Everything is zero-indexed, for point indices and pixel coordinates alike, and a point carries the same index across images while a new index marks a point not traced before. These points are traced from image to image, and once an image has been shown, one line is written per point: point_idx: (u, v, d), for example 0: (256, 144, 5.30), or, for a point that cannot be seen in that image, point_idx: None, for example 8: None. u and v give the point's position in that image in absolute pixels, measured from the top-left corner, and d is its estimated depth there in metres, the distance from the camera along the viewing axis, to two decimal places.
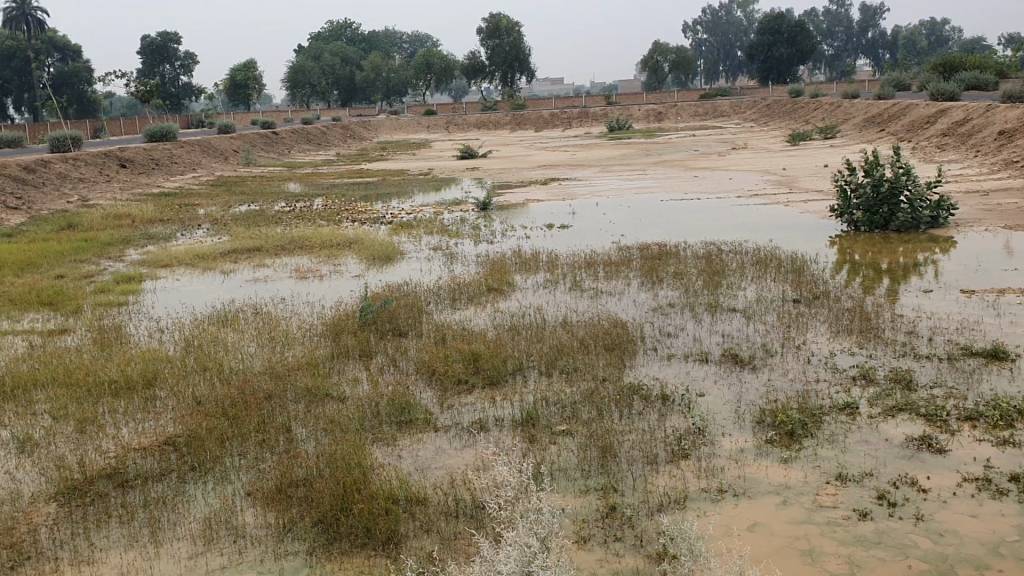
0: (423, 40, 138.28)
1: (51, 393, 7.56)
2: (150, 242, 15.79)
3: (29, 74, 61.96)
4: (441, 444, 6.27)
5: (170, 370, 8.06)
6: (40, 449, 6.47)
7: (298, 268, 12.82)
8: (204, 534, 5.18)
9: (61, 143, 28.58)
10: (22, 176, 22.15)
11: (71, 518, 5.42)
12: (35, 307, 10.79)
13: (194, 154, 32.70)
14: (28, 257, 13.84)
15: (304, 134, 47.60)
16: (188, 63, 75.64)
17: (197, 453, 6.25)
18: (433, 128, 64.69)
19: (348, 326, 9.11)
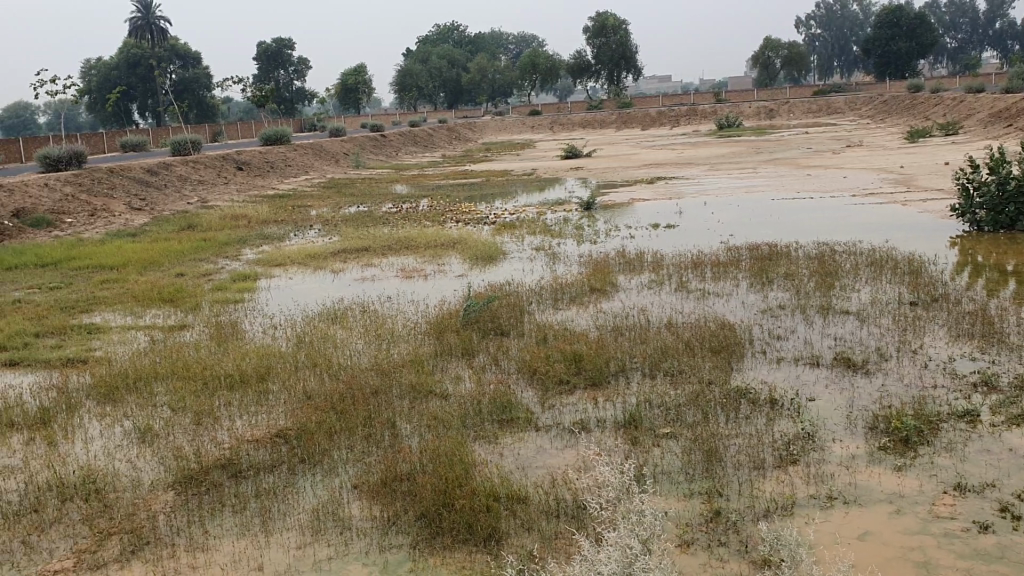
0: (528, 40, 138.64)
1: (170, 386, 7.90)
2: (264, 242, 16.32)
3: (153, 81, 65.01)
4: (543, 444, 6.27)
5: (282, 365, 8.32)
6: (160, 439, 6.77)
7: (404, 267, 13.03)
8: (312, 525, 5.32)
9: (183, 146, 29.86)
10: (146, 179, 23.27)
11: (187, 506, 5.64)
12: (157, 304, 11.30)
13: (306, 157, 33.64)
14: (151, 257, 14.50)
15: (411, 136, 48.52)
16: (302, 68, 78.03)
17: (307, 446, 6.43)
18: (538, 128, 64.90)
19: (451, 326, 9.22)
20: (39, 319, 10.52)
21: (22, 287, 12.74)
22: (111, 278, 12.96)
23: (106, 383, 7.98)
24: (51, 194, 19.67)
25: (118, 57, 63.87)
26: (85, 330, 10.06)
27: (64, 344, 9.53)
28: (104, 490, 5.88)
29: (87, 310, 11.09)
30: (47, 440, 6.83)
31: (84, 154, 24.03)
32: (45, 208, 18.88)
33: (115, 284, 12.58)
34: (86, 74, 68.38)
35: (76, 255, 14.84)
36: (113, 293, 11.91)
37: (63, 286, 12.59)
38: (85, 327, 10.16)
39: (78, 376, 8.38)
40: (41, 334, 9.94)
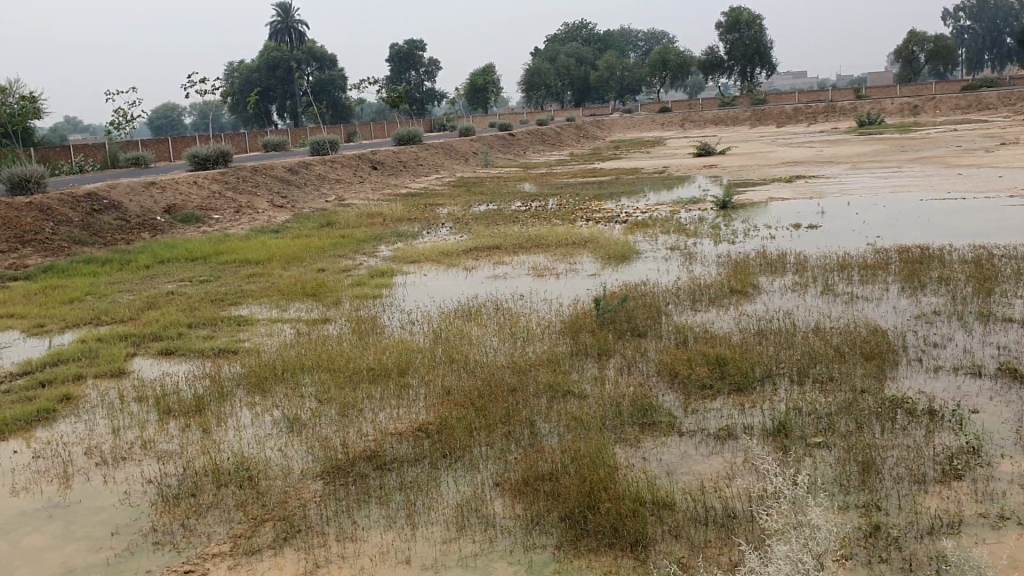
0: (657, 37, 136.84)
1: (317, 378, 8.13)
2: (399, 239, 16.64)
3: (290, 83, 67.39)
4: (687, 449, 6.14)
5: (421, 360, 8.44)
6: (308, 428, 6.96)
7: (536, 266, 13.05)
8: (457, 520, 5.34)
9: (320, 146, 30.87)
10: (286, 178, 24.15)
11: (336, 496, 5.77)
12: (301, 298, 11.67)
13: (437, 156, 34.20)
14: (294, 252, 15.02)
15: (538, 135, 48.68)
16: (433, 69, 79.45)
17: (449, 441, 6.48)
18: (667, 126, 64.11)
19: (587, 324, 9.17)
20: (191, 311, 11.04)
21: (176, 279, 13.39)
22: (257, 272, 13.49)
23: (255, 372, 8.28)
24: (200, 192, 20.68)
25: (259, 60, 66.63)
26: (233, 322, 10.47)
27: (215, 334, 9.95)
28: (257, 478, 6.06)
29: (235, 303, 11.56)
30: (202, 427, 7.12)
31: (230, 153, 25.15)
32: (194, 206, 19.84)
33: (260, 278, 13.07)
34: (228, 78, 71.56)
35: (224, 250, 15.52)
36: (260, 287, 12.38)
37: (213, 279, 13.17)
38: (234, 319, 10.59)
39: (230, 366, 8.72)
40: (194, 324, 10.42)
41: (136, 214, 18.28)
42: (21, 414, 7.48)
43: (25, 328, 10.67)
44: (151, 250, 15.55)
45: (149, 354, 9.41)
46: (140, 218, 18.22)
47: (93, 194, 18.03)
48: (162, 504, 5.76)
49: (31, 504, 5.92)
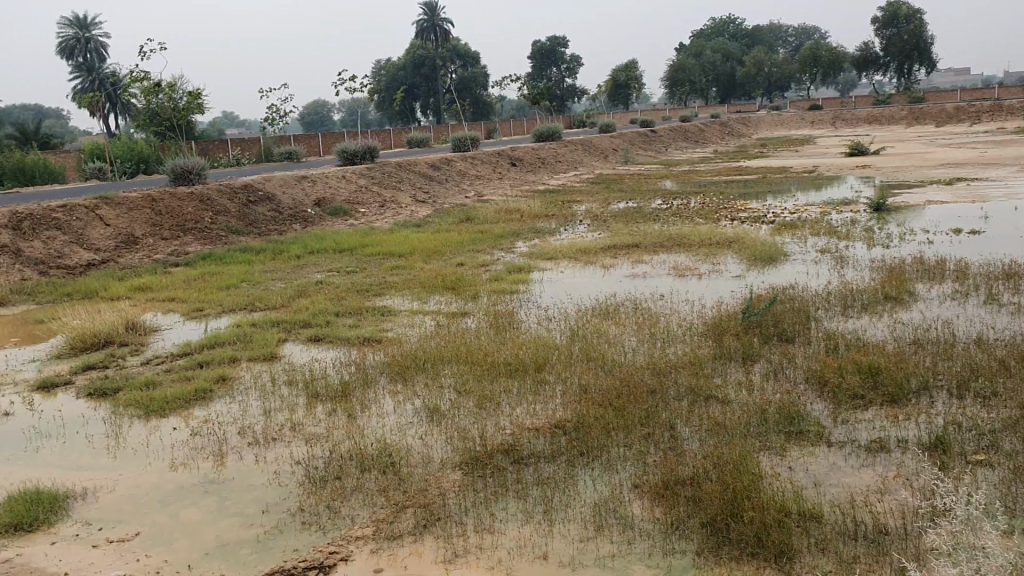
0: (809, 30, 132.36)
1: (456, 369, 8.26)
2: (537, 235, 16.75)
3: (435, 81, 68.91)
4: (835, 461, 5.90)
5: (559, 357, 8.44)
6: (447, 419, 7.07)
7: (677, 266, 12.83)
8: (595, 519, 5.31)
9: (462, 143, 31.41)
10: (429, 173, 24.72)
11: (474, 487, 5.82)
12: (441, 291, 11.89)
13: (577, 153, 34.23)
14: (435, 246, 15.34)
15: (681, 133, 47.98)
16: (575, 66, 79.51)
17: (587, 439, 6.45)
18: (817, 124, 62.08)
19: (730, 327, 8.96)
20: (338, 301, 11.41)
21: (324, 269, 13.91)
22: (400, 264, 13.85)
23: (397, 362, 8.48)
24: (348, 185, 21.40)
25: (406, 58, 68.42)
26: (377, 312, 10.76)
27: (360, 324, 10.25)
28: (399, 464, 6.19)
29: (379, 293, 11.89)
30: (347, 412, 7.35)
31: (376, 149, 25.98)
32: (343, 199, 20.55)
33: (403, 270, 13.40)
34: (376, 74, 73.79)
35: (369, 242, 16.00)
36: (403, 279, 12.69)
37: (358, 271, 13.58)
38: (378, 309, 10.89)
39: (374, 354, 8.98)
40: (341, 313, 10.78)
41: (288, 206, 19.10)
42: (181, 392, 7.90)
43: (186, 311, 11.30)
44: (301, 241, 16.21)
45: (299, 340, 9.80)
46: (292, 210, 19.02)
47: (249, 186, 18.94)
48: (309, 486, 5.95)
49: (188, 479, 6.24)
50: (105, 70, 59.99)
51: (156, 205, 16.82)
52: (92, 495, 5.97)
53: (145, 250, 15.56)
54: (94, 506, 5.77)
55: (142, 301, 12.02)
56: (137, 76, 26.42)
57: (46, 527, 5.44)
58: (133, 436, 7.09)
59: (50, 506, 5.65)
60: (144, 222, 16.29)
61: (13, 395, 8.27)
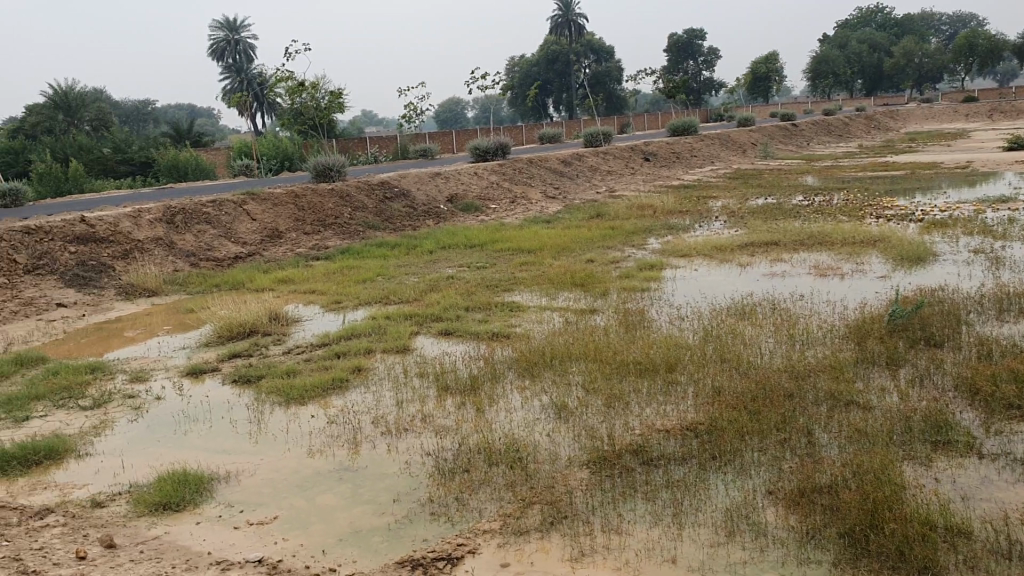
0: (964, 17, 125.49)
1: (584, 367, 8.21)
2: (670, 231, 16.51)
3: (569, 76, 68.99)
4: (987, 474, 5.54)
5: (691, 357, 8.27)
6: (575, 417, 7.04)
7: (818, 265, 12.37)
8: (725, 525, 5.17)
9: (594, 138, 31.30)
10: (561, 170, 24.75)
11: (601, 486, 5.76)
12: (570, 288, 11.86)
13: (713, 148, 33.53)
14: (565, 242, 15.35)
15: (824, 127, 46.31)
16: (713, 59, 77.88)
17: (719, 443, 6.28)
18: (972, 116, 58.73)
19: (874, 330, 8.57)
20: (469, 295, 11.55)
21: (455, 264, 14.13)
22: (530, 260, 13.92)
23: (526, 357, 8.51)
24: (480, 182, 21.68)
25: (540, 54, 68.77)
26: (506, 308, 10.83)
27: (489, 318, 10.34)
28: (526, 460, 6.19)
29: (508, 289, 11.96)
30: (476, 406, 7.42)
31: (509, 145, 26.13)
32: (474, 195, 20.82)
33: (533, 266, 13.46)
34: (510, 71, 74.43)
35: (499, 238, 16.14)
36: (532, 275, 12.73)
37: (488, 266, 13.71)
38: (508, 305, 10.96)
39: (502, 349, 9.03)
40: (471, 308, 10.90)
41: (422, 202, 19.50)
42: (320, 381, 8.16)
43: (324, 304, 11.69)
44: (434, 237, 16.52)
45: (430, 333, 9.96)
46: (426, 206, 19.41)
47: (385, 183, 19.45)
48: (438, 477, 6.03)
49: (324, 465, 6.43)
50: (254, 71, 62.95)
51: (298, 201, 17.48)
52: (234, 478, 6.23)
53: (287, 244, 16.21)
54: (236, 489, 6.02)
55: (284, 293, 12.51)
56: (282, 76, 27.52)
57: (192, 507, 5.71)
58: (273, 422, 7.37)
59: (196, 487, 5.93)
60: (287, 217, 16.96)
61: (165, 379, 8.75)
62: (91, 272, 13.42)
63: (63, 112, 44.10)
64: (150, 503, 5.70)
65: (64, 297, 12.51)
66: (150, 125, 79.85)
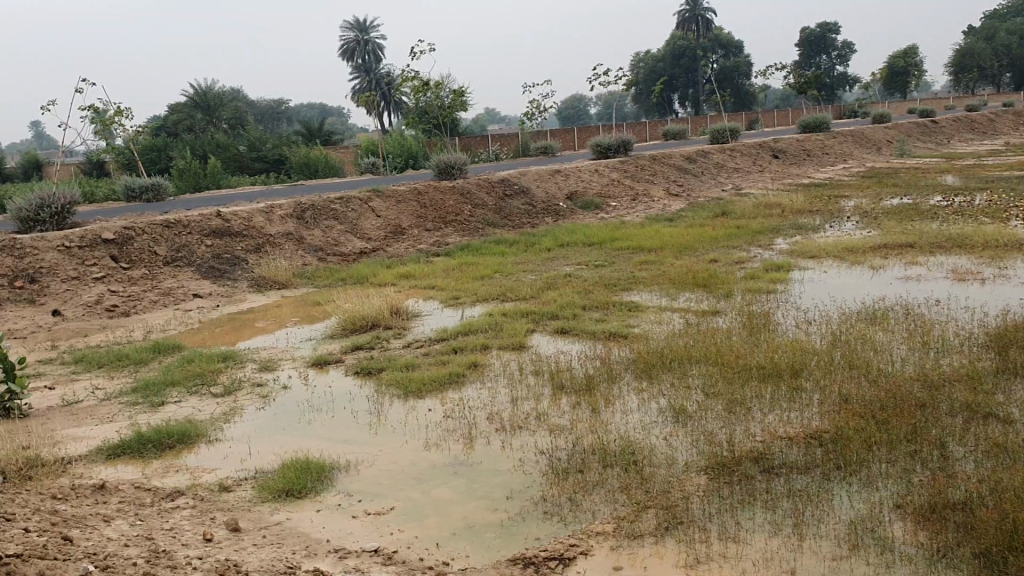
0: None
1: (705, 370, 8.05)
2: (798, 231, 16.02)
3: (695, 72, 67.94)
4: None
5: (817, 363, 7.99)
6: (693, 421, 6.90)
7: (958, 269, 11.74)
8: (850, 538, 4.96)
9: (720, 134, 30.69)
10: (684, 166, 24.38)
11: (718, 492, 5.63)
12: (691, 288, 11.66)
13: (846, 145, 32.37)
14: (688, 241, 15.10)
15: (966, 124, 44.00)
16: (847, 53, 75.07)
17: (844, 453, 6.04)
18: None
19: (1018, 340, 8.06)
20: (587, 294, 11.51)
21: (574, 262, 14.09)
22: (650, 259, 13.75)
23: (645, 359, 8.41)
24: (600, 179, 21.59)
25: (666, 50, 67.95)
26: (624, 308, 10.74)
27: (607, 318, 10.27)
28: (642, 463, 6.10)
29: (626, 288, 11.86)
30: (591, 406, 7.37)
31: (631, 141, 25.82)
32: (595, 192, 20.74)
33: (653, 265, 13.30)
34: (635, 67, 73.84)
35: (619, 236, 16.01)
36: (651, 274, 12.57)
37: (607, 264, 13.62)
38: (627, 304, 10.86)
39: (620, 350, 8.94)
40: (589, 306, 10.86)
41: (542, 199, 19.56)
42: (437, 376, 8.28)
43: (443, 299, 11.85)
44: (554, 234, 16.53)
45: (547, 331, 9.96)
46: (545, 203, 19.46)
47: (506, 180, 19.61)
48: (553, 476, 6.02)
49: (440, 459, 6.52)
50: (382, 71, 64.63)
51: (420, 197, 17.81)
52: (353, 468, 6.38)
53: (410, 240, 16.53)
54: (355, 479, 6.18)
55: (405, 288, 12.77)
56: (408, 75, 28.09)
57: (313, 495, 5.89)
58: (392, 414, 7.53)
59: (317, 476, 6.11)
60: (410, 213, 17.31)
61: (290, 369, 9.07)
62: (225, 265, 14.04)
63: (202, 111, 46.28)
64: (274, 490, 5.90)
65: (199, 288, 13.13)
66: (285, 124, 83.16)
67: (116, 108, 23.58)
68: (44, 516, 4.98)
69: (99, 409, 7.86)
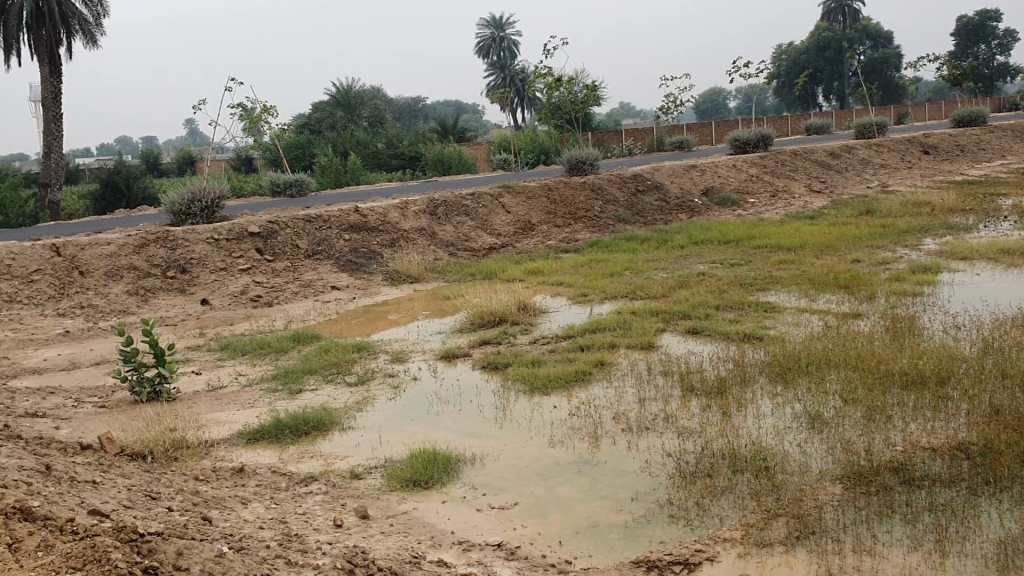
0: None
1: (843, 375, 7.75)
2: (949, 231, 15.20)
3: (840, 64, 65.46)
4: None
5: (966, 371, 7.55)
6: (829, 428, 6.65)
7: None
8: (998, 559, 4.66)
9: (866, 128, 29.46)
10: (827, 162, 23.53)
11: (854, 503, 5.40)
12: (831, 289, 11.24)
13: (1005, 140, 30.47)
14: (829, 240, 14.55)
15: None
16: (1008, 42, 70.38)
17: (995, 467, 5.69)
18: None
19: None
20: (720, 293, 11.27)
21: (708, 261, 13.83)
22: (788, 258, 13.33)
23: (779, 362, 8.17)
24: (738, 175, 21.08)
25: (809, 41, 65.74)
26: (761, 308, 10.44)
27: (741, 318, 10.02)
28: (773, 469, 5.91)
29: (763, 288, 11.53)
30: (722, 410, 7.21)
31: (771, 136, 25.11)
32: (731, 188, 20.27)
33: (791, 264, 12.90)
34: (777, 59, 71.72)
35: (756, 234, 15.59)
36: (789, 274, 12.19)
37: (744, 263, 13.29)
38: (762, 304, 10.57)
39: (754, 352, 8.71)
40: (722, 306, 10.62)
41: (676, 195, 19.28)
42: (565, 373, 8.29)
43: (572, 296, 11.86)
44: (688, 232, 16.26)
45: (678, 331, 9.82)
46: (680, 199, 19.15)
47: (638, 176, 19.43)
48: (680, 479, 5.92)
49: (565, 456, 6.52)
50: (517, 67, 65.24)
51: (551, 193, 17.87)
52: (479, 461, 6.46)
53: (540, 235, 16.61)
54: (481, 472, 6.25)
55: (535, 284, 12.84)
56: (541, 71, 28.22)
57: (440, 486, 5.99)
58: (517, 409, 7.58)
59: (444, 467, 6.22)
60: (540, 210, 17.39)
61: (421, 361, 9.27)
62: (361, 258, 14.47)
63: (343, 109, 47.92)
64: (402, 479, 6.04)
65: (337, 281, 13.59)
66: (422, 121, 85.14)
67: (263, 106, 24.69)
68: (187, 496, 5.27)
69: (242, 394, 8.26)
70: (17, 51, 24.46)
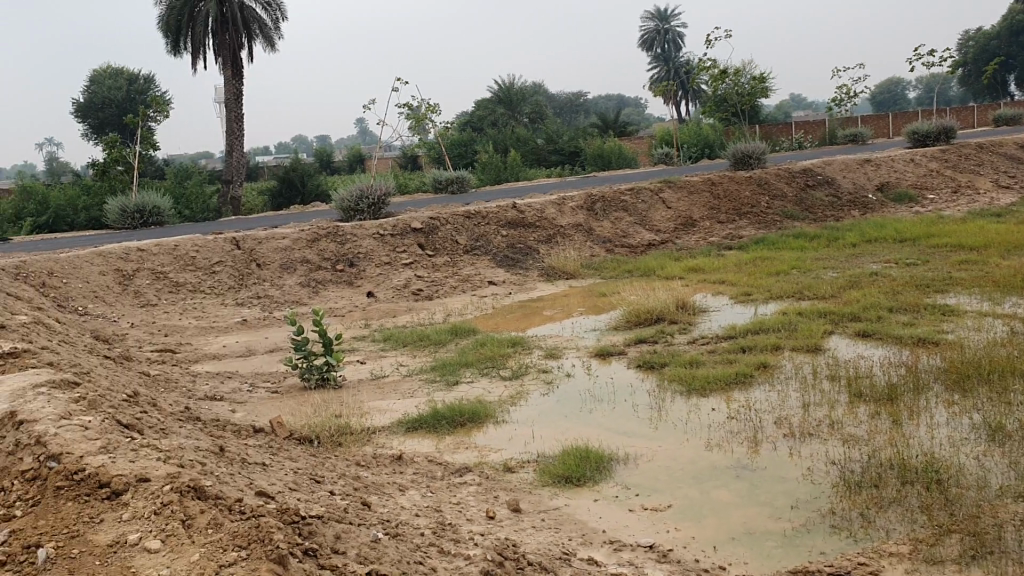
0: None
1: None
2: None
3: None
4: None
5: None
6: (1013, 441, 6.19)
7: None
8: None
9: None
10: (1018, 155, 21.90)
11: None
12: (1020, 292, 10.46)
13: None
14: (1018, 239, 13.55)
15: None
16: None
17: None
18: None
19: None
20: (893, 294, 10.71)
21: (881, 260, 13.18)
22: (970, 258, 12.51)
23: (957, 369, 7.67)
24: (916, 170, 19.95)
25: (1001, 25, 61.27)
26: (938, 311, 9.85)
27: (916, 322, 9.49)
28: (947, 483, 5.56)
29: (942, 290, 10.87)
30: (893, 418, 6.85)
31: (954, 128, 23.61)
32: (909, 184, 19.21)
33: (974, 265, 12.10)
34: (964, 46, 67.24)
35: (935, 232, 14.70)
36: (971, 275, 11.43)
37: (920, 263, 12.57)
38: (939, 307, 9.97)
39: (928, 357, 8.22)
40: (895, 308, 10.09)
41: (849, 191, 18.44)
42: (724, 374, 8.11)
43: (734, 295, 11.58)
44: (860, 229, 15.53)
45: (846, 333, 9.41)
46: (851, 195, 18.31)
47: (807, 171, 18.72)
48: (843, 489, 5.67)
49: (722, 460, 6.37)
50: (682, 60, 64.01)
51: (714, 189, 17.49)
52: (633, 461, 6.41)
53: (701, 232, 16.29)
54: (634, 472, 6.20)
55: (695, 282, 12.61)
56: (706, 64, 27.63)
57: (592, 484, 5.98)
58: (673, 410, 7.48)
59: (597, 465, 6.21)
60: (702, 206, 17.07)
61: (576, 358, 9.30)
62: (519, 254, 14.65)
63: (505, 106, 48.53)
64: (554, 475, 6.08)
65: (495, 276, 13.81)
66: (583, 116, 84.98)
67: (428, 105, 25.36)
68: (348, 481, 5.50)
69: (402, 384, 8.54)
70: (203, 56, 26.08)
